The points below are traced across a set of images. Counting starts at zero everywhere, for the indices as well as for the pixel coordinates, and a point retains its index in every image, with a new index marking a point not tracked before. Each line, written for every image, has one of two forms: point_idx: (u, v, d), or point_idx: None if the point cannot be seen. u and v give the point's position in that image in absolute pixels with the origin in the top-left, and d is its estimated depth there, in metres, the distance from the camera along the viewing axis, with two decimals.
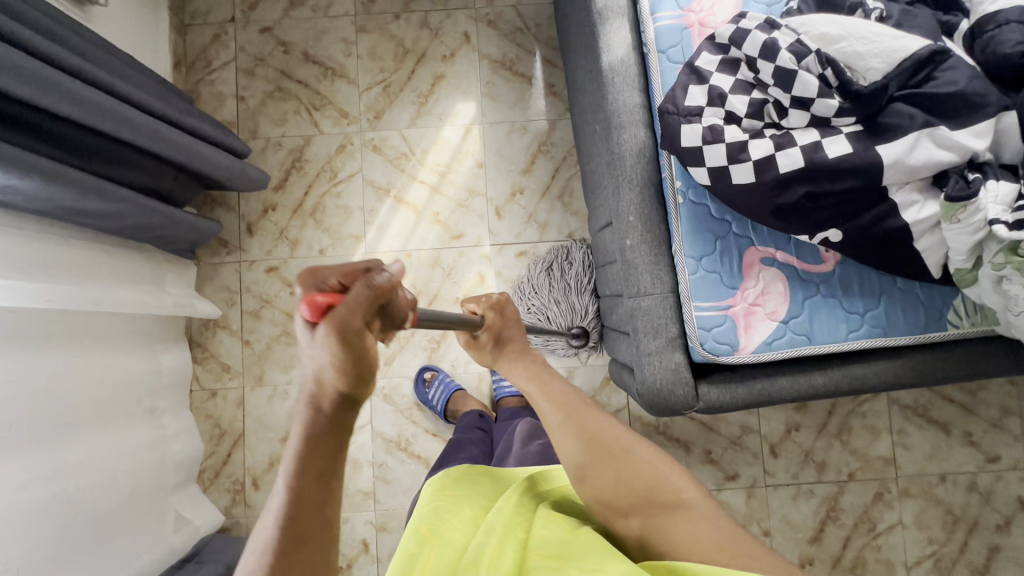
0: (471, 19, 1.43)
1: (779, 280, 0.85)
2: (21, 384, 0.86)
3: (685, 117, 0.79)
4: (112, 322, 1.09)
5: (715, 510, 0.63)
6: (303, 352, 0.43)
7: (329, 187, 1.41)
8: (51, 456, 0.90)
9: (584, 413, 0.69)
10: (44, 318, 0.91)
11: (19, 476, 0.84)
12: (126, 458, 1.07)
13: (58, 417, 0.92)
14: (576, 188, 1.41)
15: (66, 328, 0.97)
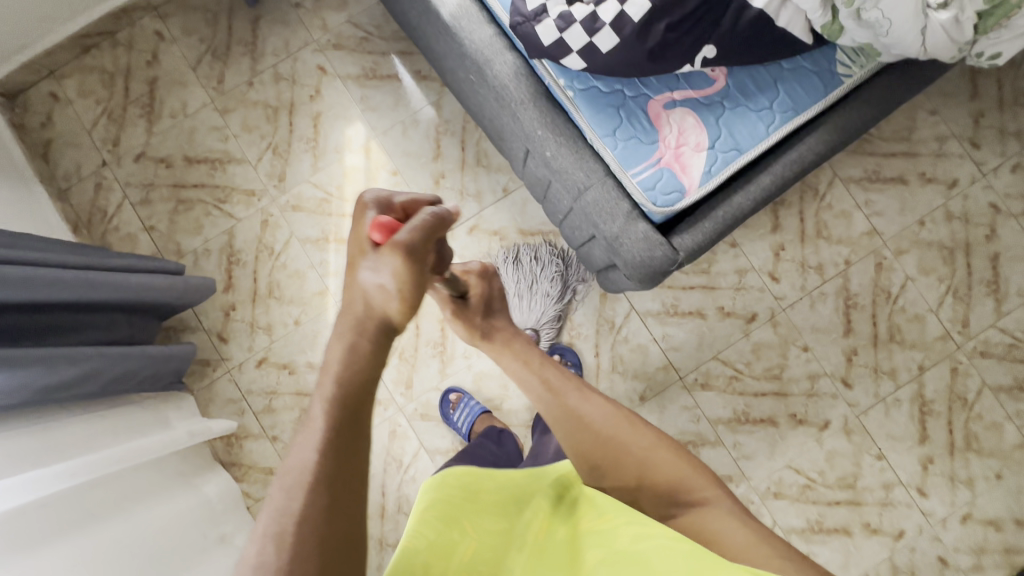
0: (317, 51, 1.46)
1: (688, 115, 0.90)
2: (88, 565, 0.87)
3: (534, 19, 0.84)
4: (141, 475, 1.09)
5: (732, 502, 0.77)
6: (369, 272, 0.55)
7: (273, 262, 1.42)
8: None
9: (581, 400, 0.84)
10: (81, 496, 0.93)
11: None
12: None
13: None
14: (487, 147, 1.45)
15: (104, 497, 0.98)
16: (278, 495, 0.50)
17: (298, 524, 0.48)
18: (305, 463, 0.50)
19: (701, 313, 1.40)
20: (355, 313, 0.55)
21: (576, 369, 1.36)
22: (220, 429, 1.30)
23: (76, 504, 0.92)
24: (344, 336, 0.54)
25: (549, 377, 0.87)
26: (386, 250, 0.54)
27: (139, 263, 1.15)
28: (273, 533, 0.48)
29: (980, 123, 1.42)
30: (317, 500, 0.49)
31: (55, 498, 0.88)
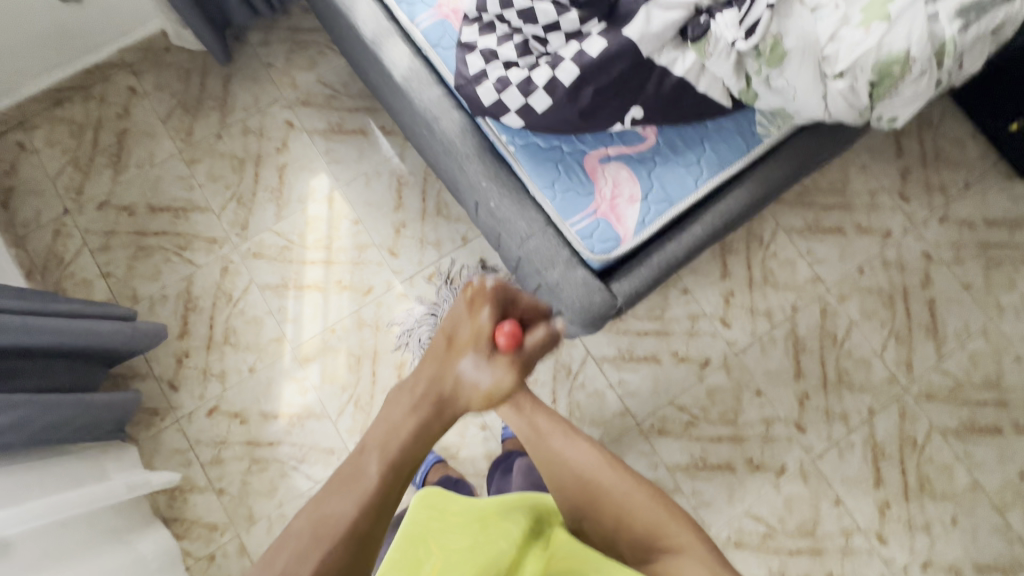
0: (286, 107, 1.53)
1: (622, 169, 0.96)
2: None
3: (475, 82, 0.91)
4: (68, 531, 1.04)
5: (712, 554, 0.65)
6: (478, 371, 0.64)
7: (231, 308, 1.42)
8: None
9: (557, 438, 0.72)
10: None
11: None
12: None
13: None
14: (447, 198, 1.50)
15: (25, 556, 0.92)
16: (302, 536, 0.52)
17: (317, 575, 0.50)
18: (342, 513, 0.53)
19: (655, 358, 1.43)
20: (437, 386, 0.63)
21: None
22: (162, 482, 1.25)
23: None
24: (416, 410, 0.61)
25: (538, 421, 0.72)
26: (500, 364, 0.65)
27: (89, 309, 1.15)
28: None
29: (907, 178, 1.53)
30: (339, 556, 0.51)
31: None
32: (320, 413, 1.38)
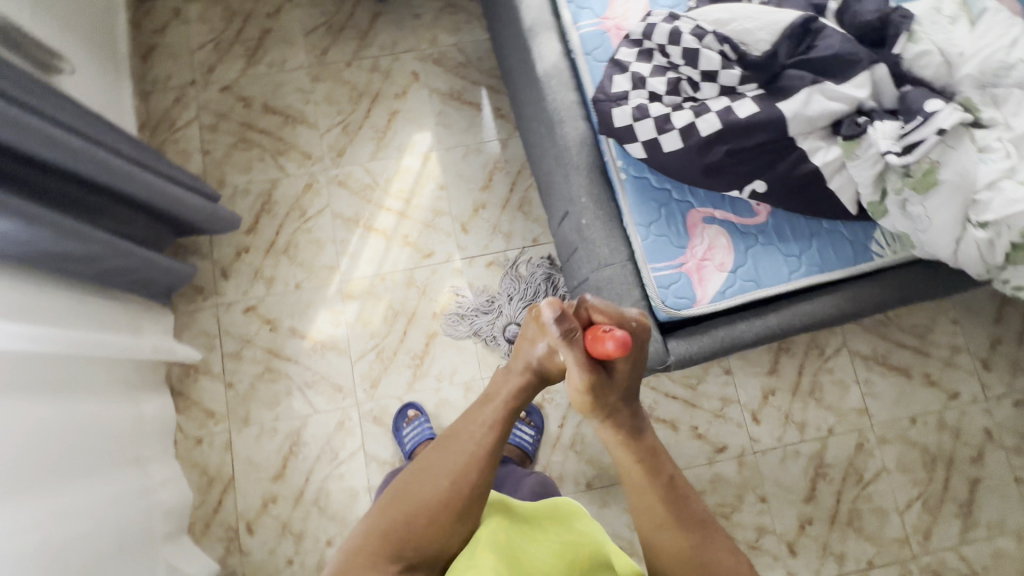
0: (418, 59, 1.58)
1: (722, 235, 0.94)
2: (14, 432, 0.87)
3: (614, 101, 0.91)
4: (89, 370, 1.10)
5: None
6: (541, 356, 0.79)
7: (299, 224, 1.47)
8: (36, 508, 0.88)
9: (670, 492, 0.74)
10: (29, 364, 0.94)
11: (19, 521, 0.83)
12: (115, 504, 1.07)
13: (46, 461, 0.93)
14: (533, 197, 1.51)
15: (50, 376, 0.99)
16: (456, 452, 0.76)
17: (464, 471, 0.74)
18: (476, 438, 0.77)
19: (673, 425, 1.39)
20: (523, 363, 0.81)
21: (538, 430, 1.36)
22: (181, 356, 1.31)
23: (30, 370, 0.94)
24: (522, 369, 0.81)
25: (661, 464, 0.75)
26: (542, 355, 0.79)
27: (184, 179, 1.21)
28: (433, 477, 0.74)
29: (996, 348, 1.44)
30: (476, 470, 0.75)
31: (11, 358, 0.90)
32: (343, 348, 1.41)
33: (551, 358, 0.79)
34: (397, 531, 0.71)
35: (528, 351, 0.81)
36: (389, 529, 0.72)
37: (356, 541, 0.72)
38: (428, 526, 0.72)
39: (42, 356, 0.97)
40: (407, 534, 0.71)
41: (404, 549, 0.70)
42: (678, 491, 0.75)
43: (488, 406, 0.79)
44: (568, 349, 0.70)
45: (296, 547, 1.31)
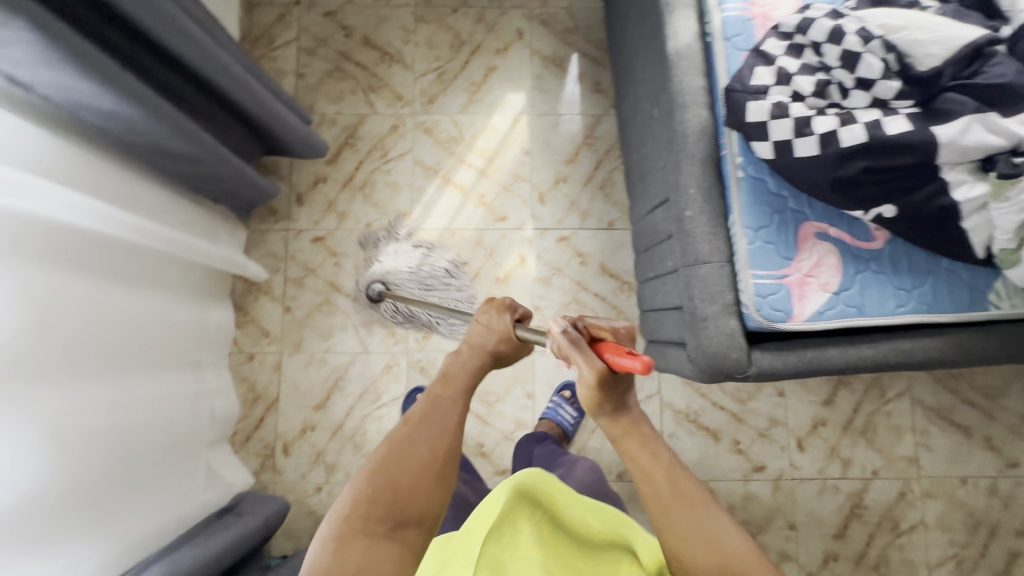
0: (525, 17, 1.53)
1: (832, 254, 0.90)
2: (96, 313, 0.90)
3: (751, 94, 0.86)
4: (169, 268, 1.12)
5: None
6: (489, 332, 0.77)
7: (380, 164, 1.46)
8: (103, 391, 0.90)
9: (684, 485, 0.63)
10: (108, 249, 0.94)
11: (89, 400, 0.86)
12: (174, 403, 1.10)
13: (118, 347, 0.96)
14: (617, 179, 1.47)
15: (133, 266, 1.01)
16: (426, 430, 0.65)
17: (434, 450, 0.64)
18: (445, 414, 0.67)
19: (715, 435, 1.37)
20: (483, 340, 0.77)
21: (581, 412, 1.35)
22: (249, 273, 1.32)
23: (114, 256, 0.96)
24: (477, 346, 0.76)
25: (668, 457, 0.65)
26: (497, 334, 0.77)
27: (284, 97, 1.20)
28: (399, 462, 0.62)
29: None
30: (446, 444, 0.65)
31: (93, 238, 0.90)
32: None
33: (511, 342, 0.77)
34: (372, 501, 0.60)
35: (477, 334, 0.77)
36: (363, 499, 0.60)
37: (327, 524, 0.59)
38: (404, 509, 0.60)
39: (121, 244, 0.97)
40: (387, 502, 0.60)
41: (382, 521, 0.60)
42: (688, 487, 0.63)
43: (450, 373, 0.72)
44: (586, 363, 0.63)
45: (327, 477, 1.34)
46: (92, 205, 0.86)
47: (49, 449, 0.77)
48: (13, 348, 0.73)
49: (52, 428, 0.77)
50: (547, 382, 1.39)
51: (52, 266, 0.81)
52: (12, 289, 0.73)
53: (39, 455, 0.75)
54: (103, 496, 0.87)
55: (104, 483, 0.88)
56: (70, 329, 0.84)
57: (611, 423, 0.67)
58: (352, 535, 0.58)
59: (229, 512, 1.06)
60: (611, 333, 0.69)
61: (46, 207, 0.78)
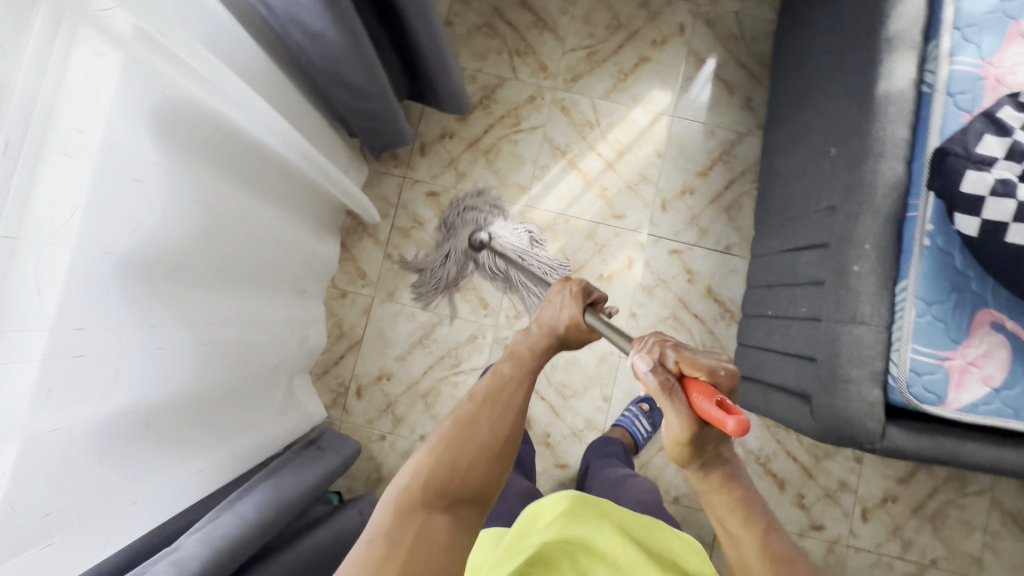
0: (690, 13, 1.45)
1: (1004, 348, 0.84)
2: (249, 229, 0.89)
3: (973, 163, 0.81)
4: (302, 190, 1.08)
5: None
6: (560, 311, 0.83)
7: (509, 132, 1.43)
8: (234, 305, 0.89)
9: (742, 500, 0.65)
10: (271, 166, 0.92)
11: (225, 312, 0.86)
12: (284, 328, 1.10)
13: (255, 265, 0.95)
14: (744, 204, 1.41)
15: (279, 186, 0.98)
16: (489, 407, 0.70)
17: (498, 426, 0.69)
18: (509, 393, 0.72)
19: (781, 484, 1.35)
20: (551, 321, 0.82)
21: (653, 428, 1.34)
22: (368, 215, 1.31)
23: (270, 173, 0.93)
24: (546, 331, 0.82)
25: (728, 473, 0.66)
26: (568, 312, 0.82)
27: None
28: (465, 437, 0.66)
29: None
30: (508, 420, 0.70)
31: (259, 153, 0.88)
32: None
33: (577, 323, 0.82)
34: (432, 476, 0.63)
35: (551, 315, 0.83)
36: (426, 474, 0.64)
37: (390, 495, 0.63)
38: (468, 482, 0.64)
39: (282, 163, 0.95)
40: (444, 478, 0.64)
41: (439, 497, 0.62)
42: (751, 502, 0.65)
43: (519, 358, 0.77)
44: (675, 417, 0.60)
45: (393, 428, 1.36)
46: (272, 119, 0.83)
47: (192, 355, 0.78)
48: (183, 248, 0.73)
49: (197, 333, 0.78)
50: (625, 390, 1.38)
51: (224, 173, 0.80)
52: (192, 188, 0.72)
53: (181, 357, 0.75)
54: (216, 407, 0.88)
55: (219, 394, 0.88)
56: (228, 239, 0.83)
57: (706, 474, 0.65)
58: (412, 512, 0.61)
59: (314, 445, 1.07)
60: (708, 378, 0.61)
61: (231, 111, 0.76)
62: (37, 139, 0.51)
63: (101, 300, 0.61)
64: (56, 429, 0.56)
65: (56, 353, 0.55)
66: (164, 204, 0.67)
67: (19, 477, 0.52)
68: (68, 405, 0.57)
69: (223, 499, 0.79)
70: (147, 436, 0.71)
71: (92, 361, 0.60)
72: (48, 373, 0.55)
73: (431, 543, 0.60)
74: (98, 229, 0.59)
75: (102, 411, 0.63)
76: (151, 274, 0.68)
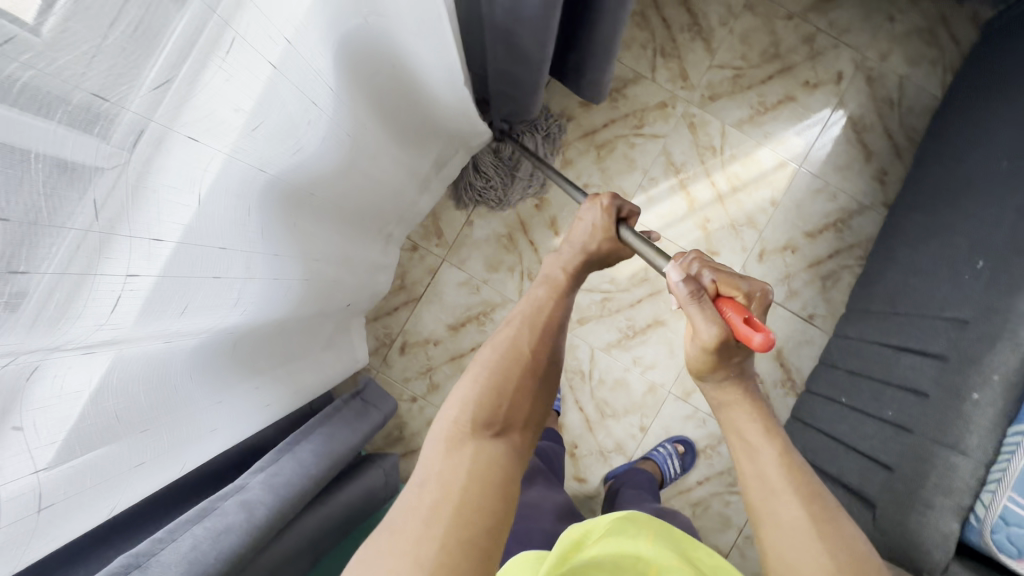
0: (853, 63, 1.36)
1: None
2: (375, 170, 0.83)
3: None
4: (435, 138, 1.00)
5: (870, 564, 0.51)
6: (585, 221, 0.83)
7: (629, 133, 1.36)
8: (336, 242, 0.85)
9: (755, 415, 0.62)
10: (421, 106, 0.86)
11: (328, 248, 0.82)
12: (366, 273, 1.07)
13: (362, 207, 0.90)
14: (843, 278, 1.35)
15: (411, 131, 0.91)
16: (526, 331, 0.68)
17: (533, 355, 0.66)
18: (542, 313, 0.72)
19: None
20: (582, 241, 0.81)
21: (682, 471, 1.31)
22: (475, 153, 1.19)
23: (412, 116, 0.86)
24: (573, 246, 0.81)
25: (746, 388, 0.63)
26: (599, 219, 0.82)
27: None
28: (503, 369, 0.64)
29: None
30: (545, 346, 0.68)
31: (410, 90, 0.80)
32: None
33: (603, 233, 0.81)
34: (477, 404, 0.60)
35: (582, 231, 0.82)
36: (471, 404, 0.60)
37: (436, 431, 0.59)
38: (513, 405, 0.62)
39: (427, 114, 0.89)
40: (490, 407, 0.60)
41: (485, 426, 0.59)
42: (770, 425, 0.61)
43: (551, 288, 0.76)
44: (704, 327, 0.60)
45: (426, 393, 1.34)
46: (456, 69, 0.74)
47: (297, 290, 0.75)
48: (317, 181, 0.69)
49: (303, 268, 0.74)
50: (664, 426, 1.35)
51: (374, 104, 0.73)
52: (348, 125, 0.67)
53: (285, 289, 0.72)
54: (291, 339, 0.85)
55: (297, 325, 0.85)
56: (355, 176, 0.78)
57: (722, 388, 0.65)
58: (461, 441, 0.57)
59: (360, 397, 1.05)
60: (744, 295, 0.63)
61: (415, 45, 0.68)
62: (229, 30, 0.44)
63: (241, 224, 0.58)
64: (167, 341, 0.54)
65: (195, 271, 0.52)
66: (319, 133, 0.62)
67: (106, 391, 0.48)
68: (187, 322, 0.55)
69: (281, 441, 0.77)
70: (232, 359, 0.68)
71: (223, 283, 0.57)
72: (176, 290, 0.51)
73: (486, 466, 0.55)
74: (260, 149, 0.55)
75: (212, 330, 0.60)
76: (283, 200, 0.65)
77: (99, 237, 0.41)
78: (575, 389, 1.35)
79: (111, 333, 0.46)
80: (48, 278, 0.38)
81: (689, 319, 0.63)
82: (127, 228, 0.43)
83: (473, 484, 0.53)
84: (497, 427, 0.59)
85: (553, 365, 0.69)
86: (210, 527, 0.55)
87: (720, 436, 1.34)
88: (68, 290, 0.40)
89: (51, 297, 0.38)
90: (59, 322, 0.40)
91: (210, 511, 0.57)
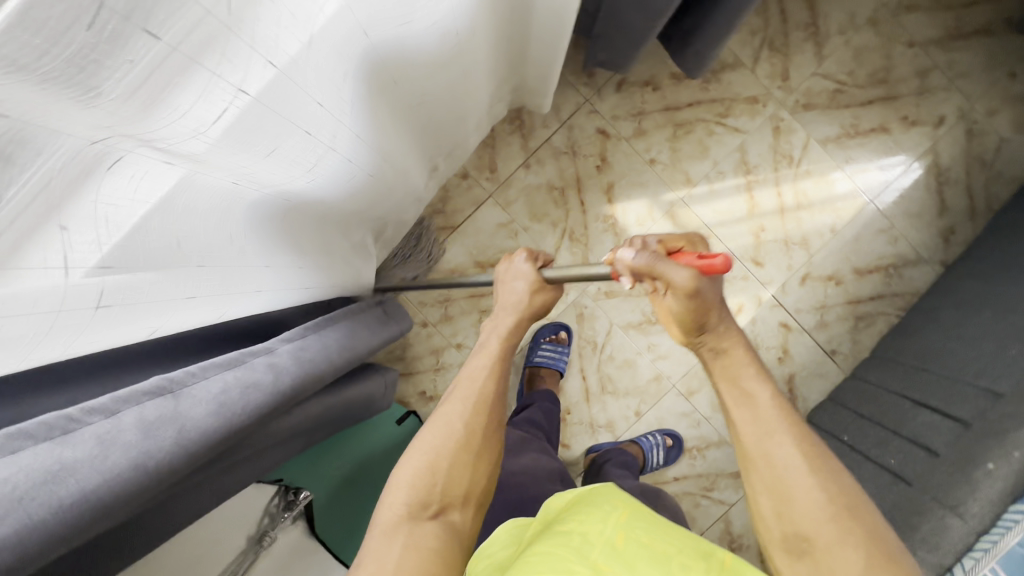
0: (959, 110, 1.30)
1: None
2: (459, 82, 0.79)
3: None
4: (515, 54, 0.92)
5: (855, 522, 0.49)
6: (511, 279, 0.74)
7: (711, 119, 1.30)
8: (403, 143, 0.81)
9: (745, 375, 0.57)
10: (518, 20, 0.80)
11: (396, 148, 0.79)
12: (407, 194, 1.00)
13: (438, 118, 0.87)
14: (877, 323, 1.33)
15: (503, 50, 0.87)
16: (458, 404, 0.61)
17: (467, 430, 0.60)
18: (473, 378, 0.63)
19: None
20: (516, 299, 0.72)
21: (664, 463, 1.32)
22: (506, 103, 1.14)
23: (506, 32, 0.81)
24: (508, 302, 0.72)
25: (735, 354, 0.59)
26: (524, 266, 0.74)
27: None
28: (433, 455, 0.58)
29: None
30: (478, 419, 0.61)
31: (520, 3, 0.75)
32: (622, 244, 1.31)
33: (534, 288, 0.72)
34: (411, 487, 0.56)
35: (508, 294, 0.73)
36: (410, 486, 0.56)
37: (377, 515, 0.56)
38: (450, 480, 0.57)
39: (549, 39, 0.85)
40: (425, 489, 0.56)
41: (426, 505, 0.55)
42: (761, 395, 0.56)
43: (485, 355, 0.66)
44: (680, 272, 0.55)
45: (438, 322, 1.33)
46: None
47: (358, 181, 0.72)
48: (410, 67, 0.64)
49: (374, 155, 0.71)
50: (659, 418, 1.35)
51: (491, 9, 0.69)
52: (462, 22, 0.63)
53: (351, 175, 0.68)
54: (331, 230, 0.83)
55: (345, 219, 0.83)
56: (439, 81, 0.73)
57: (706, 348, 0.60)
58: (395, 525, 0.54)
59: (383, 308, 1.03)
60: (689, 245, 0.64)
61: None
62: None
63: (339, 84, 0.53)
64: (234, 180, 0.51)
65: (289, 115, 0.49)
66: (432, 18, 0.57)
67: (167, 207, 0.45)
68: (263, 167, 0.51)
69: (312, 320, 0.75)
70: (280, 229, 0.66)
71: (311, 141, 0.54)
72: (265, 127, 0.47)
73: (428, 546, 0.53)
74: (371, 6, 0.49)
75: (275, 187, 0.57)
76: (372, 78, 0.59)
77: (220, 29, 0.36)
78: (584, 359, 1.34)
79: (196, 144, 0.42)
80: (158, 53, 0.33)
81: (660, 276, 0.57)
82: (246, 32, 0.38)
83: (413, 574, 0.50)
84: (436, 506, 0.56)
85: (496, 432, 0.62)
86: (240, 378, 0.53)
87: (710, 441, 1.35)
88: (172, 71, 0.35)
89: (157, 71, 0.34)
90: (147, 107, 0.35)
91: (240, 363, 0.56)
